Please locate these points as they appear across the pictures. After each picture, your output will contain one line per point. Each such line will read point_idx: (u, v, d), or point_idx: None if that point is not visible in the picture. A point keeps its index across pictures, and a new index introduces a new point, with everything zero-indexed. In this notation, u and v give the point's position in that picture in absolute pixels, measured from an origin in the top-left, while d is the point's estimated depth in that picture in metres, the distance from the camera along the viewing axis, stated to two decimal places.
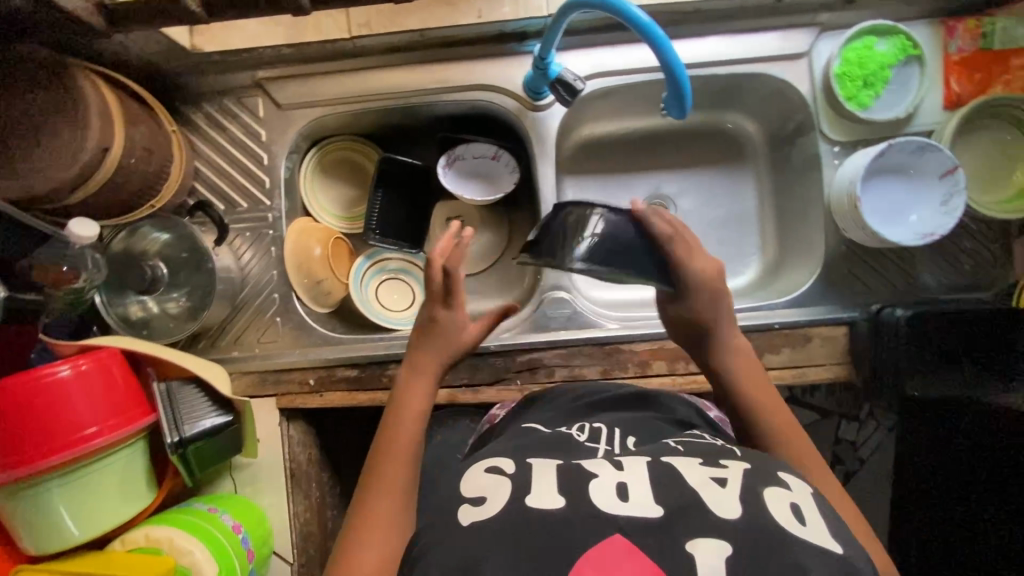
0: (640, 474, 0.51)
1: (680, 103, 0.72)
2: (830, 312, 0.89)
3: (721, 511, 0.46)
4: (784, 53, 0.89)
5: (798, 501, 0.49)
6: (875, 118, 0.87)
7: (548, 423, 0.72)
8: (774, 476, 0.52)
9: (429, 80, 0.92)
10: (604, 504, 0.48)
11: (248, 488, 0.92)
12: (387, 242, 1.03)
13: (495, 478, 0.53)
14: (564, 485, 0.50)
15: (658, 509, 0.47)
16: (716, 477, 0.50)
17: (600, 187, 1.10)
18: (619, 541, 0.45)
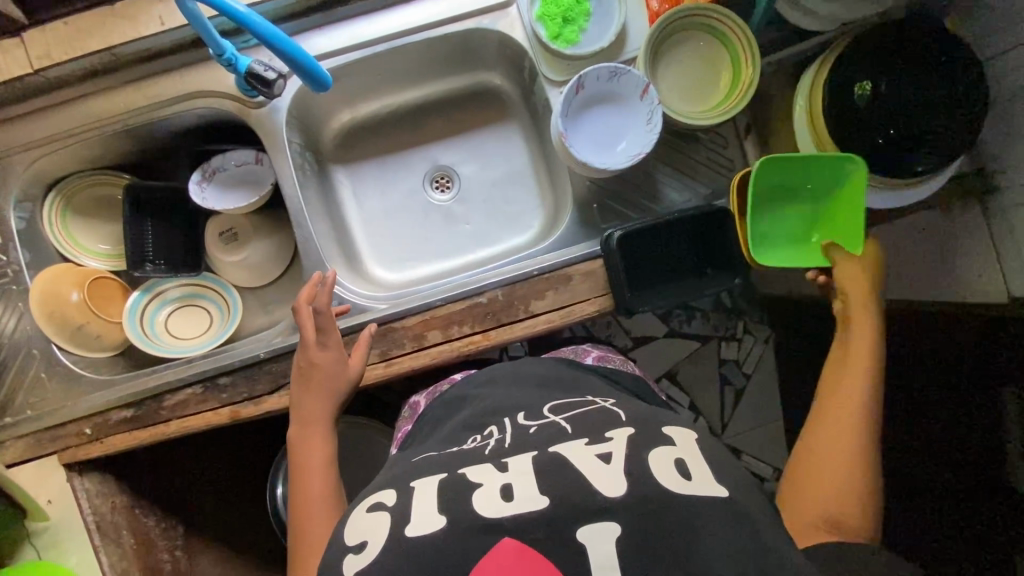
0: (523, 472, 0.58)
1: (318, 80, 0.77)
2: (587, 247, 0.90)
3: (606, 491, 0.54)
4: (485, 4, 0.90)
5: (682, 455, 0.58)
6: (582, 53, 0.87)
7: (441, 444, 0.70)
8: (658, 436, 0.61)
9: (142, 98, 0.89)
10: (483, 510, 0.54)
11: (52, 551, 0.88)
12: (164, 269, 1.01)
13: (378, 515, 0.59)
14: (443, 503, 0.56)
15: (543, 500, 0.54)
16: (600, 455, 0.58)
17: (378, 171, 1.09)
18: (510, 543, 0.51)
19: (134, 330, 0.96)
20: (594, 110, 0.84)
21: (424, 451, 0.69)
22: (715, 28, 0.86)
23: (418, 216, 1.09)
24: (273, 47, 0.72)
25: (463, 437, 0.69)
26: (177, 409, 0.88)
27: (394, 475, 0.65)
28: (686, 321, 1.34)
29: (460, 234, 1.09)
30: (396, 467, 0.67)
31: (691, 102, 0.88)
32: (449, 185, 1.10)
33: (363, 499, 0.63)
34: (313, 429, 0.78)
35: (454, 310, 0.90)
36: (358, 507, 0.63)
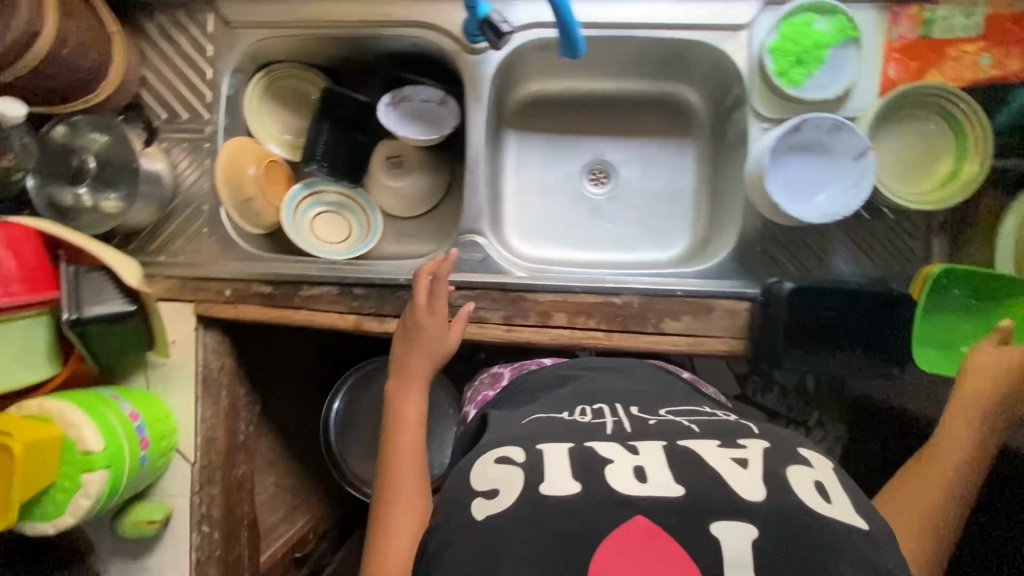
0: (656, 457, 0.56)
1: (572, 47, 0.72)
2: (737, 286, 0.89)
3: (746, 495, 0.52)
4: (724, 22, 0.89)
5: (820, 478, 0.55)
6: (804, 97, 0.86)
7: (546, 410, 0.71)
8: (793, 455, 0.58)
9: (374, 13, 0.93)
10: (619, 486, 0.53)
11: (160, 386, 0.96)
12: (325, 171, 1.07)
13: (506, 468, 0.57)
14: (577, 469, 0.55)
15: (679, 490, 0.52)
16: (736, 458, 0.55)
17: (545, 147, 1.11)
18: (642, 522, 0.50)
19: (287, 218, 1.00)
20: (802, 155, 0.82)
21: (522, 420, 0.69)
22: (952, 114, 0.83)
23: (567, 201, 1.11)
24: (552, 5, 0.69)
25: (570, 410, 0.70)
26: (310, 302, 0.94)
27: (517, 431, 0.65)
28: (768, 390, 1.30)
29: (601, 230, 1.09)
30: (509, 427, 0.67)
31: (895, 178, 0.86)
32: (606, 181, 1.11)
33: (487, 447, 0.62)
34: (410, 385, 0.78)
35: (587, 302, 0.90)
36: (478, 457, 0.61)
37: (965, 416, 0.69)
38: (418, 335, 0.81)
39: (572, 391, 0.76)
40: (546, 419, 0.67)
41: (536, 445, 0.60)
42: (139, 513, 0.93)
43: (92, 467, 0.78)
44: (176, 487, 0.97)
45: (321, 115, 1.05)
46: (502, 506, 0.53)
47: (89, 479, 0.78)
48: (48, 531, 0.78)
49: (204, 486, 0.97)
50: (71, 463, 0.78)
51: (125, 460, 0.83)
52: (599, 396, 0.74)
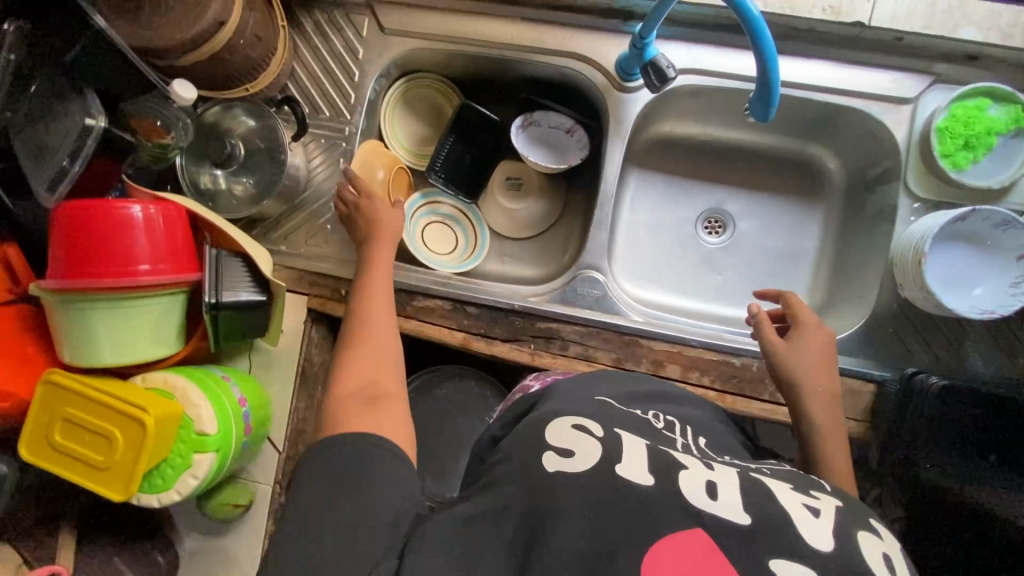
0: (729, 481, 0.54)
1: (765, 107, 0.72)
2: (863, 366, 0.86)
3: (814, 540, 0.48)
4: (890, 94, 0.86)
5: (889, 551, 0.50)
6: (966, 182, 0.83)
7: (618, 400, 0.70)
8: (866, 521, 0.53)
9: (529, 38, 0.94)
10: (690, 494, 0.51)
11: (262, 373, 0.97)
12: (443, 182, 1.06)
13: (583, 436, 0.57)
14: (655, 465, 0.54)
15: (746, 517, 0.49)
16: (809, 507, 0.52)
17: (664, 189, 1.10)
18: (699, 534, 0.48)
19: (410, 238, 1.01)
20: (957, 245, 0.79)
21: (591, 397, 0.69)
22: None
23: (680, 246, 1.09)
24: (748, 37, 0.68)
25: (641, 409, 0.69)
26: (422, 314, 0.94)
27: (590, 410, 0.64)
28: None
29: (711, 280, 1.07)
30: (579, 401, 0.67)
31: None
32: (721, 231, 1.08)
33: (558, 414, 0.62)
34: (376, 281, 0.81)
35: (703, 357, 0.88)
36: (548, 421, 0.61)
37: (827, 438, 0.71)
38: (374, 221, 0.87)
39: (643, 394, 0.74)
40: (621, 410, 0.67)
41: (613, 428, 0.60)
42: (229, 495, 0.94)
43: (205, 448, 0.80)
44: (260, 473, 0.98)
45: (450, 127, 1.05)
46: (572, 467, 0.53)
47: (199, 459, 0.80)
48: (154, 504, 0.79)
49: (285, 477, 0.97)
50: (186, 441, 0.79)
51: (232, 443, 0.84)
52: (664, 407, 0.72)
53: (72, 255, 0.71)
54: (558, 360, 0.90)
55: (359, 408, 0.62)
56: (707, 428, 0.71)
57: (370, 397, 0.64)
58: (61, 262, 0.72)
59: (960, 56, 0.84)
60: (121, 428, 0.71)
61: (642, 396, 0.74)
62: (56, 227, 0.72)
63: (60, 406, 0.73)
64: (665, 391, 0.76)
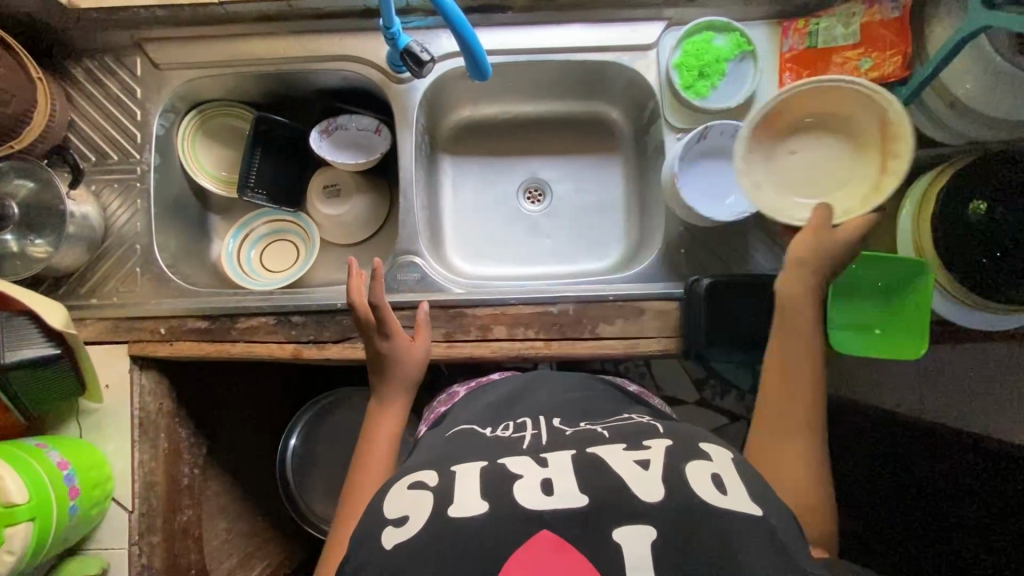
0: (563, 467, 0.61)
1: (480, 70, 0.77)
2: (665, 288, 0.93)
3: (644, 495, 0.57)
4: (633, 43, 0.95)
5: (718, 470, 0.61)
6: (710, 107, 0.92)
7: (476, 423, 0.78)
8: (697, 450, 0.64)
9: (300, 49, 0.97)
10: (528, 502, 0.57)
11: (93, 434, 0.93)
12: (262, 198, 1.07)
13: (419, 494, 0.62)
14: (488, 489, 0.59)
15: (582, 499, 0.57)
16: (638, 462, 0.61)
17: (481, 168, 1.15)
18: (548, 536, 0.54)
19: (229, 245, 1.08)
20: (711, 161, 0.87)
21: (452, 431, 0.76)
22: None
23: (505, 220, 1.14)
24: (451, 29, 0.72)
25: (493, 425, 0.76)
26: (247, 334, 0.93)
27: (440, 453, 0.70)
28: (719, 394, 1.31)
29: (539, 245, 1.12)
30: (432, 446, 0.73)
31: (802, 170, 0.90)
32: (541, 199, 1.14)
33: (405, 475, 0.67)
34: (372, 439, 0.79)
35: (524, 312, 0.92)
36: (396, 484, 0.66)
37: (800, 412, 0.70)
38: (402, 358, 0.83)
39: (502, 405, 0.82)
40: (473, 435, 0.73)
41: (450, 468, 0.65)
42: (74, 568, 0.89)
43: (14, 520, 0.75)
44: (113, 540, 0.93)
45: (256, 143, 1.05)
46: (410, 532, 0.57)
47: (11, 533, 0.75)
48: None
49: (143, 536, 0.93)
50: None
51: (53, 512, 0.80)
52: (523, 408, 0.80)
53: None
54: None
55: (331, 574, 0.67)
56: (562, 407, 0.79)
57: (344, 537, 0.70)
58: None
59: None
60: None
61: (503, 404, 0.82)
62: None
63: None
64: (522, 385, 0.86)
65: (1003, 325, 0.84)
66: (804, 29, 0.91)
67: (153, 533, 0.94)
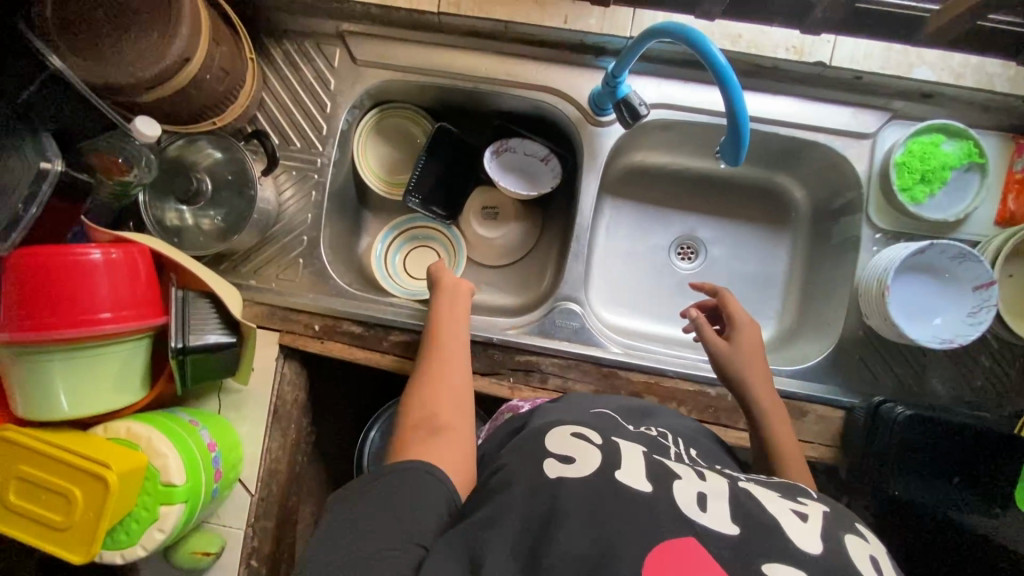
0: (720, 491, 0.56)
1: (735, 152, 0.73)
2: (832, 393, 0.88)
3: (801, 544, 0.49)
4: (851, 130, 0.90)
5: (875, 554, 0.51)
6: (924, 215, 0.86)
7: (616, 413, 0.73)
8: (851, 524, 0.54)
9: (502, 71, 0.94)
10: (684, 507, 0.52)
11: (232, 413, 0.94)
12: (418, 203, 1.02)
13: (583, 444, 0.60)
14: (650, 475, 0.56)
15: (733, 528, 0.50)
16: (798, 512, 0.54)
17: (638, 215, 1.12)
18: (694, 543, 0.48)
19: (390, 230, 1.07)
20: (915, 275, 0.83)
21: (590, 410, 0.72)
22: None
23: (653, 273, 1.10)
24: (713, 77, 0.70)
25: (635, 424, 0.72)
26: (398, 349, 0.92)
27: (586, 421, 0.67)
28: None
29: (685, 306, 1.09)
30: (573, 412, 0.70)
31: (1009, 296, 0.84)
32: (693, 257, 1.10)
33: (555, 424, 0.65)
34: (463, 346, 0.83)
35: (680, 388, 0.89)
36: (554, 429, 0.63)
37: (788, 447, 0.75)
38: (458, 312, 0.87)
39: (636, 411, 0.77)
40: (616, 423, 0.69)
41: (611, 437, 0.63)
42: (197, 542, 0.90)
43: (171, 500, 0.76)
44: (232, 519, 0.94)
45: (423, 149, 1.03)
46: (580, 472, 0.55)
47: (166, 511, 0.76)
48: (118, 560, 0.76)
49: (259, 520, 0.95)
50: (152, 493, 0.75)
51: (201, 492, 0.80)
52: (659, 422, 0.74)
53: (28, 303, 0.67)
54: (538, 394, 0.90)
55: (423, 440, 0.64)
56: (692, 437, 0.74)
57: (437, 427, 0.66)
58: (14, 315, 0.68)
59: (915, 94, 0.88)
60: (79, 484, 0.68)
61: (637, 411, 0.76)
62: (8, 275, 0.68)
63: (14, 463, 0.69)
64: (648, 404, 0.79)
65: None
66: None
67: (268, 518, 0.96)
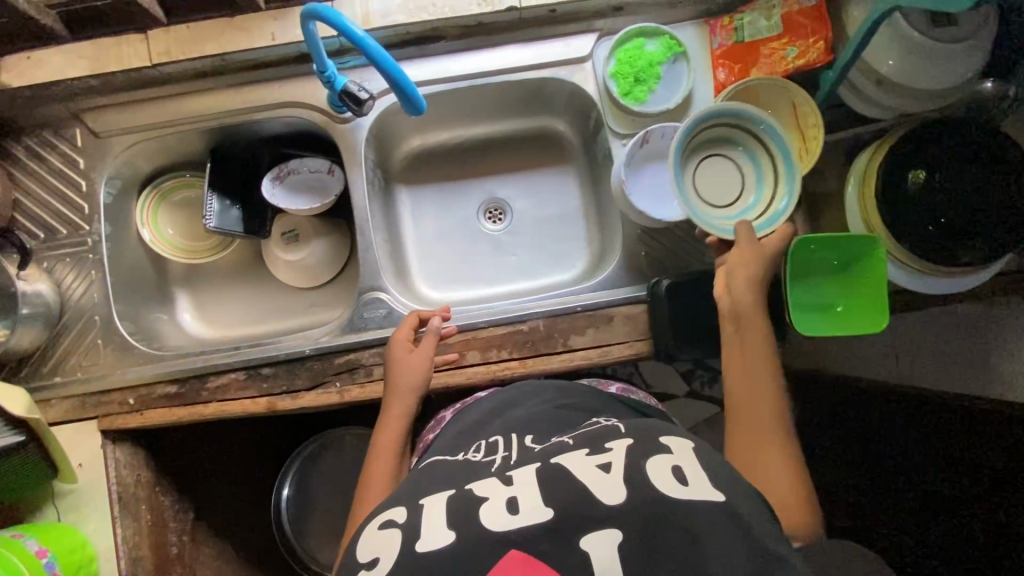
0: (526, 483, 0.56)
1: (412, 102, 0.79)
2: (631, 292, 0.93)
3: (607, 500, 0.53)
4: (569, 57, 0.97)
5: (680, 462, 0.56)
6: (650, 111, 0.94)
7: (448, 450, 0.71)
8: (656, 443, 0.58)
9: (240, 101, 0.96)
10: (493, 524, 0.53)
11: (71, 516, 0.90)
12: (237, 230, 1.03)
13: (389, 532, 0.56)
14: (454, 514, 0.55)
15: (548, 512, 0.53)
16: (601, 465, 0.56)
17: (438, 194, 1.16)
18: (516, 555, 0.51)
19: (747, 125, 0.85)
20: (654, 163, 0.89)
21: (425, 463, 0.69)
22: (784, 84, 0.88)
23: (468, 242, 1.14)
24: (379, 70, 0.74)
25: (464, 450, 0.70)
26: (219, 392, 0.92)
27: (406, 488, 0.63)
28: (706, 384, 1.31)
29: (505, 263, 1.13)
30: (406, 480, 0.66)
31: None
32: (501, 218, 1.15)
33: (371, 516, 0.61)
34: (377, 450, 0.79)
35: (495, 335, 0.92)
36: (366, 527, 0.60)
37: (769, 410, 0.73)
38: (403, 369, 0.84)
39: (477, 426, 0.76)
40: (446, 463, 0.66)
41: (419, 499, 0.59)
42: None
43: None
44: None
45: (212, 186, 1.02)
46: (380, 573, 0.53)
47: None
48: None
49: None
50: None
51: None
52: (499, 425, 0.74)
53: None
54: (366, 388, 0.91)
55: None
56: (540, 419, 0.73)
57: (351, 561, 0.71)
58: None
59: (609, 10, 0.96)
60: None
61: (477, 424, 0.76)
62: None
63: None
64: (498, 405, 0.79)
65: (964, 285, 0.87)
66: (730, 24, 0.94)
67: None
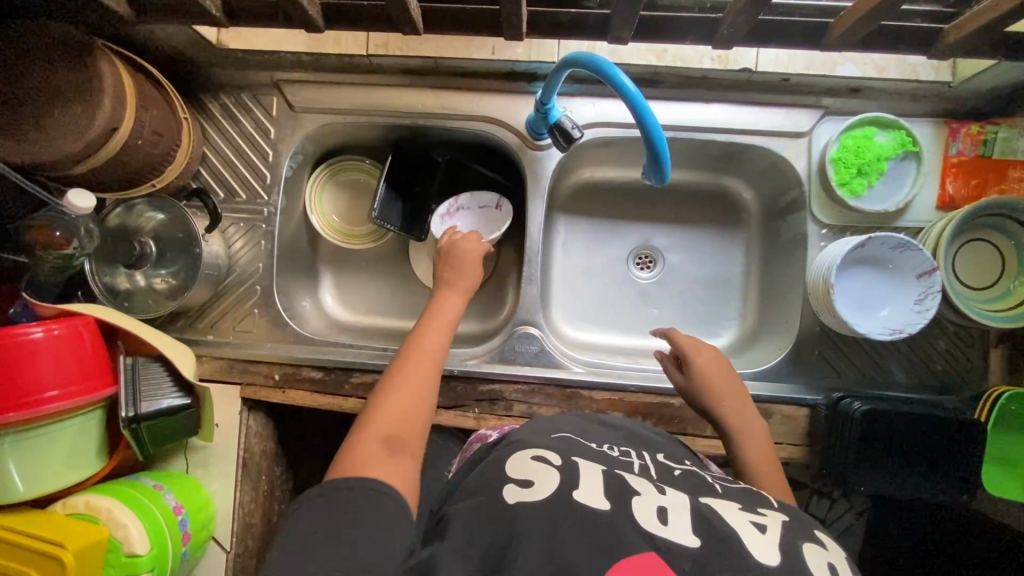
0: (680, 504, 0.53)
1: (659, 169, 0.73)
2: (796, 392, 0.88)
3: (760, 556, 0.48)
4: (786, 131, 0.90)
5: (834, 561, 0.50)
6: (865, 208, 0.87)
7: (578, 432, 0.68)
8: (810, 533, 0.53)
9: (438, 105, 0.94)
10: (642, 521, 0.50)
11: (199, 471, 0.93)
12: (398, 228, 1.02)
13: (541, 468, 0.56)
14: (608, 489, 0.53)
15: (695, 541, 0.49)
16: (756, 523, 0.52)
17: (595, 230, 1.12)
18: (650, 556, 0.47)
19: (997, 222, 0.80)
20: (863, 269, 0.84)
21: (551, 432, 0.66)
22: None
23: (615, 286, 1.10)
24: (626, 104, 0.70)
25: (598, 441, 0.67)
26: (360, 390, 0.92)
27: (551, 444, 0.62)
28: None
29: (647, 315, 1.09)
30: (538, 438, 0.64)
31: (971, 276, 0.83)
32: (652, 267, 1.10)
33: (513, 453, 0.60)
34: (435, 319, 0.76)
35: (644, 401, 0.89)
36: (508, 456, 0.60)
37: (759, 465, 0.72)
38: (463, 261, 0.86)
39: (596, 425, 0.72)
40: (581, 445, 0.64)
41: (570, 458, 0.59)
42: None
43: (137, 569, 0.75)
44: None
45: (384, 179, 1.00)
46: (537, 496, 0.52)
47: None
48: None
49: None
50: (116, 565, 0.75)
51: (168, 559, 0.80)
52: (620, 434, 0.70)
53: None
54: (504, 422, 0.89)
55: (370, 450, 0.60)
56: (665, 446, 0.70)
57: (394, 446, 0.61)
58: None
59: (844, 89, 0.89)
60: (37, 566, 0.68)
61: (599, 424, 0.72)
62: None
63: None
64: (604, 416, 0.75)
65: None
66: (978, 134, 0.85)
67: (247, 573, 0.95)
